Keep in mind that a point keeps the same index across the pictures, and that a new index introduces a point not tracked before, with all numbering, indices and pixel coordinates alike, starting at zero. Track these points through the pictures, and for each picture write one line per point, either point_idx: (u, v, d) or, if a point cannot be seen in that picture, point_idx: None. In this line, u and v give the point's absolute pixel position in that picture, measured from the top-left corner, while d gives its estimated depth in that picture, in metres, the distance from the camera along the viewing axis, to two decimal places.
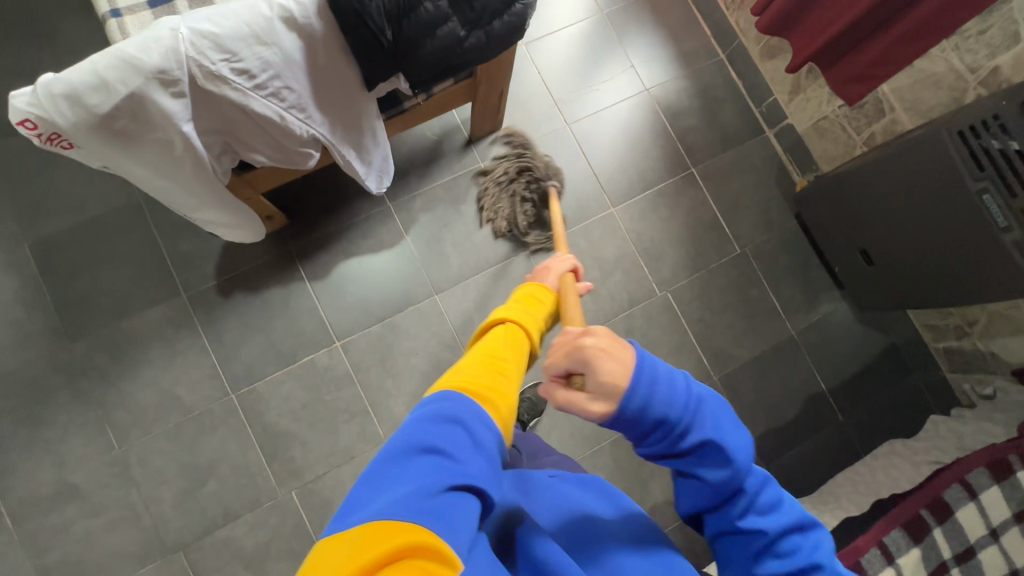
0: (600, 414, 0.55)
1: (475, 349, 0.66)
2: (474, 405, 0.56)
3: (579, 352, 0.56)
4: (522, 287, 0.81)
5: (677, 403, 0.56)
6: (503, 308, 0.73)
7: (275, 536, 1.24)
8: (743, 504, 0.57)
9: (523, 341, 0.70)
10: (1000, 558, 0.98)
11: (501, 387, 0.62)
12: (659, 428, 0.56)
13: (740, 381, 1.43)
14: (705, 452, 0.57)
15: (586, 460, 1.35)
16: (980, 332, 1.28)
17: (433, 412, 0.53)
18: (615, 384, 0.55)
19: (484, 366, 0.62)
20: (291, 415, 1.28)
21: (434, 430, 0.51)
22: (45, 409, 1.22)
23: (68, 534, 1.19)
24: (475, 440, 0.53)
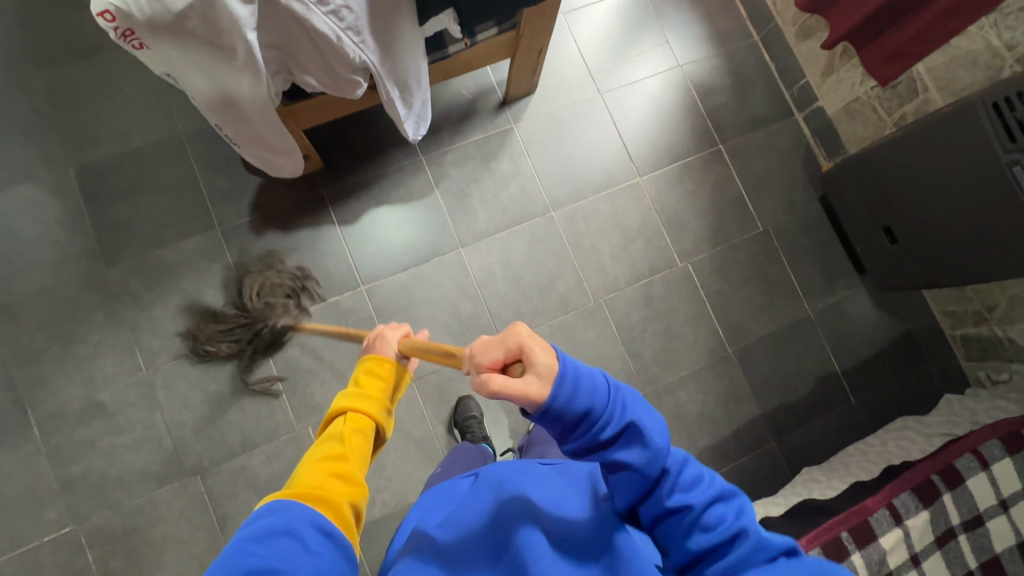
0: (539, 396, 0.57)
1: (315, 449, 0.68)
2: (310, 510, 0.59)
3: (507, 340, 0.60)
4: (359, 364, 0.79)
5: (593, 388, 0.59)
6: (342, 398, 0.74)
7: (290, 468, 1.27)
8: (665, 484, 0.60)
9: (366, 428, 0.71)
10: (1008, 526, 0.99)
11: (343, 484, 0.65)
12: (579, 418, 0.59)
13: (754, 355, 1.44)
14: (623, 431, 0.60)
15: None
16: (999, 318, 1.29)
17: (261, 528, 0.55)
18: (547, 367, 0.58)
19: (323, 469, 0.65)
20: (313, 352, 1.31)
21: (260, 548, 0.53)
22: (79, 326, 1.26)
23: (91, 448, 1.23)
24: (307, 546, 0.56)
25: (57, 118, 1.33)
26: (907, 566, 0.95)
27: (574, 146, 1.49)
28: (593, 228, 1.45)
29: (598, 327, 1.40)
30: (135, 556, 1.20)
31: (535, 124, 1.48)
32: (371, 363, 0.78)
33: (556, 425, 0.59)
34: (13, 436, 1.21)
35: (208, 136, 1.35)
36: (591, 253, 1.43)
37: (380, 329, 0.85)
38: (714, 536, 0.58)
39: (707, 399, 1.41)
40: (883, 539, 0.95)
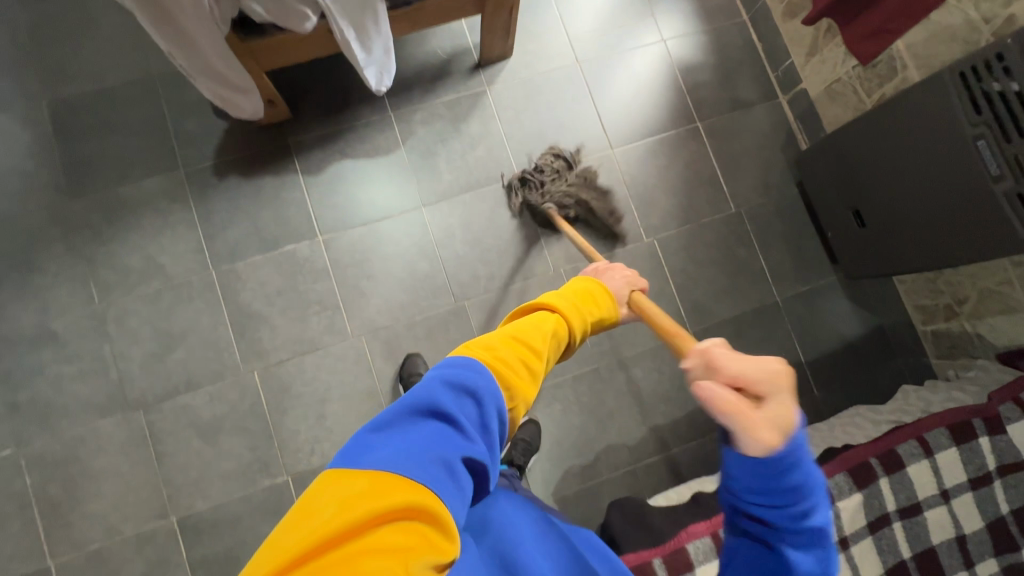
0: (764, 440, 0.45)
1: (508, 326, 0.66)
2: (497, 387, 0.58)
3: (766, 374, 0.46)
4: (580, 282, 0.77)
5: (817, 488, 0.48)
6: (551, 295, 0.72)
7: (232, 411, 1.27)
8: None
9: (563, 335, 0.69)
10: (947, 519, 0.94)
11: (528, 378, 0.62)
12: (793, 501, 0.48)
13: (716, 338, 1.41)
14: (814, 543, 0.50)
15: (546, 390, 1.35)
16: (968, 313, 1.23)
17: (460, 378, 0.55)
18: (789, 421, 0.46)
19: (518, 352, 0.63)
20: (265, 298, 1.31)
21: (451, 395, 0.54)
22: (37, 255, 1.27)
23: (38, 375, 1.24)
24: (484, 422, 0.54)
25: (35, 51, 1.35)
26: None
27: (547, 114, 1.47)
28: None
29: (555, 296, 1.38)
30: (73, 484, 1.22)
31: (509, 89, 1.46)
32: (591, 286, 0.77)
33: (747, 478, 0.48)
34: None
35: (180, 77, 1.35)
36: (555, 222, 1.41)
37: (612, 268, 0.86)
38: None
39: (662, 378, 1.38)
40: None
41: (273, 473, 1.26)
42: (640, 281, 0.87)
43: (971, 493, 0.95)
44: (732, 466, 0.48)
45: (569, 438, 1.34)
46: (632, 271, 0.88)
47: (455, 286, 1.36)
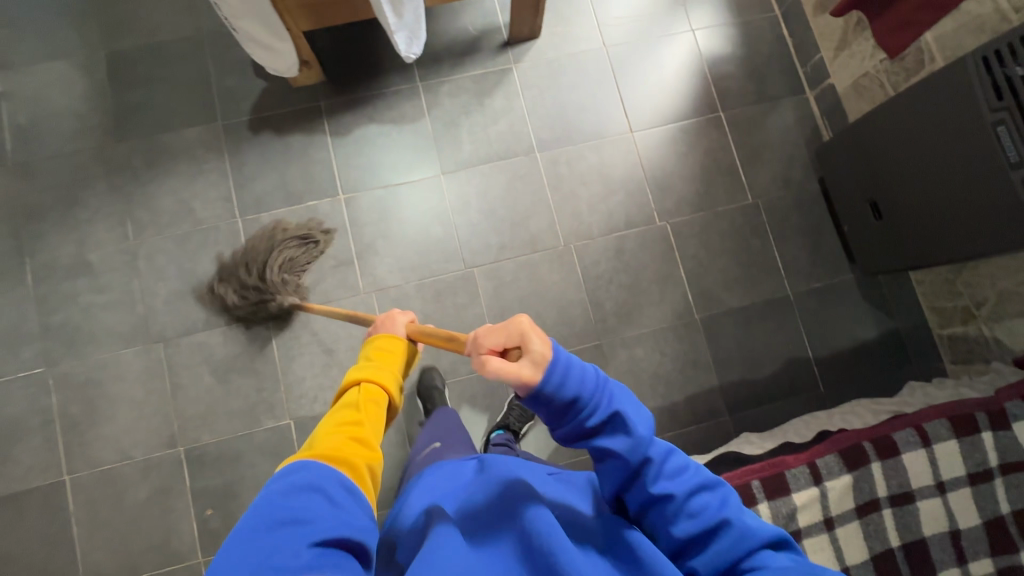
0: (528, 378, 0.59)
1: (333, 415, 0.77)
2: (334, 470, 0.66)
3: (516, 331, 0.61)
4: (372, 342, 0.91)
5: (586, 387, 0.61)
6: (356, 370, 0.84)
7: (245, 353, 1.33)
8: (657, 473, 0.61)
9: (378, 398, 0.82)
10: (941, 511, 0.92)
11: (364, 448, 0.73)
12: (570, 413, 0.61)
13: (722, 326, 1.40)
14: (610, 421, 0.61)
15: None
16: (987, 315, 1.20)
17: (289, 482, 0.61)
18: (541, 356, 0.59)
19: (342, 432, 0.73)
20: (285, 249, 1.37)
21: (290, 501, 0.58)
22: (83, 191, 1.37)
23: (73, 302, 1.32)
24: (332, 502, 0.61)
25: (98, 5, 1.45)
26: (817, 528, 0.90)
27: (570, 94, 1.49)
28: (576, 174, 1.45)
29: (563, 271, 1.40)
30: (92, 406, 1.30)
31: (535, 68, 1.50)
32: (380, 340, 0.91)
33: (545, 413, 0.62)
34: (9, 279, 1.32)
35: (226, 37, 1.44)
36: (568, 198, 1.44)
37: (390, 314, 0.98)
38: (699, 524, 0.60)
39: (664, 360, 1.38)
40: (797, 496, 0.91)
41: (277, 415, 1.31)
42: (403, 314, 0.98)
43: (970, 489, 0.92)
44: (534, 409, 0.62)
45: None
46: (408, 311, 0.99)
47: (466, 253, 1.40)
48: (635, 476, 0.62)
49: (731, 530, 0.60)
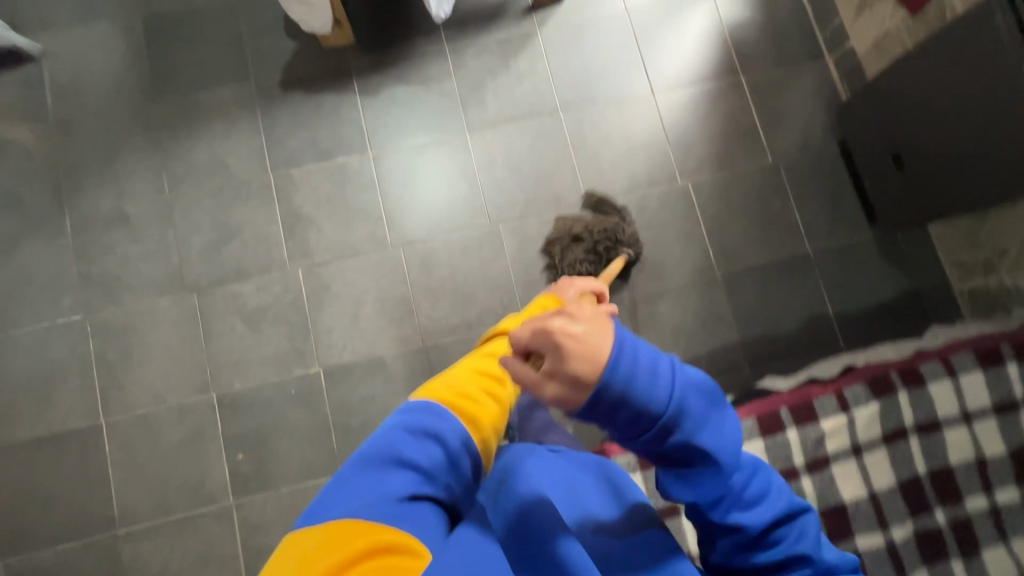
0: (552, 397, 0.51)
1: (474, 359, 0.84)
2: (459, 423, 0.75)
3: (548, 334, 0.52)
4: (540, 297, 0.92)
5: (659, 401, 0.52)
6: (509, 319, 0.91)
7: (276, 303, 1.36)
8: (733, 503, 0.59)
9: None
10: (968, 441, 0.93)
11: (494, 407, 0.80)
12: (648, 425, 0.53)
13: (743, 282, 1.42)
14: (705, 446, 0.55)
15: None
16: (1008, 265, 1.25)
17: (421, 425, 0.73)
18: (579, 371, 0.51)
19: (480, 382, 0.81)
20: (316, 203, 1.40)
21: (412, 443, 0.71)
22: (120, 146, 1.41)
23: (110, 252, 1.36)
24: (449, 459, 0.72)
25: None
26: (844, 454, 0.92)
27: (593, 56, 1.52)
28: (599, 134, 1.48)
29: None
30: (128, 352, 1.33)
31: (559, 32, 1.53)
32: (546, 300, 0.89)
33: (619, 429, 0.53)
34: (49, 229, 1.36)
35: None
36: (592, 157, 1.47)
37: (571, 279, 0.96)
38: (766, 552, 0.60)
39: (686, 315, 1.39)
40: (825, 423, 0.93)
41: (306, 363, 1.34)
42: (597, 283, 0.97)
43: (995, 420, 0.94)
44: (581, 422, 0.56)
45: None
46: (599, 281, 0.96)
47: (492, 209, 1.42)
48: (715, 499, 0.58)
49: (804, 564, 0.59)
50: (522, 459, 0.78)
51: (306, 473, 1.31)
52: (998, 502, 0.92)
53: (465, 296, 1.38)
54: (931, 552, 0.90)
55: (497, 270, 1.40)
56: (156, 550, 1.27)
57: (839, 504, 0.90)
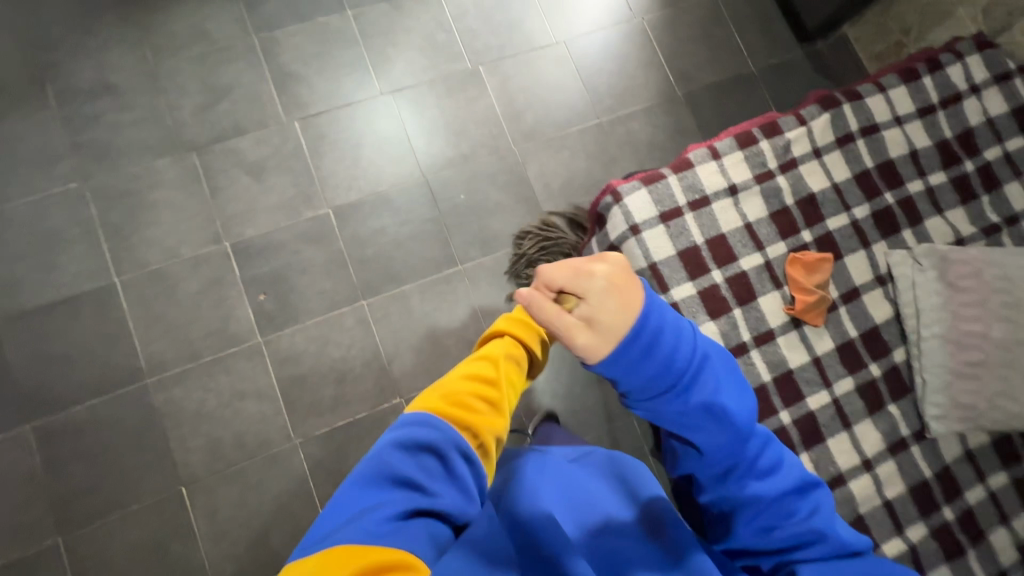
0: (582, 340, 0.67)
1: (468, 363, 0.80)
2: (451, 431, 0.71)
3: (583, 280, 0.67)
4: (527, 290, 0.87)
5: (687, 363, 0.70)
6: (502, 320, 0.87)
7: (275, 154, 1.41)
8: (752, 490, 0.72)
9: (516, 356, 0.83)
10: (901, 138, 1.13)
11: (490, 411, 0.76)
12: (672, 387, 0.70)
13: (701, 99, 1.60)
14: (706, 417, 0.71)
15: (553, 141, 1.52)
16: (915, 39, 1.52)
17: (413, 438, 0.69)
18: (615, 320, 0.67)
19: (470, 392, 0.76)
20: (302, 60, 1.47)
21: (408, 459, 0.68)
22: (93, 22, 1.41)
23: (100, 120, 1.37)
24: (448, 469, 0.69)
25: None
26: (808, 157, 1.09)
27: None
28: None
29: (557, 67, 1.56)
30: (132, 213, 1.35)
31: None
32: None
33: (650, 387, 0.70)
34: (32, 104, 1.36)
35: None
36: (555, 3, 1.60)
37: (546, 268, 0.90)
38: (785, 527, 0.71)
39: (656, 131, 1.56)
40: (789, 133, 1.09)
41: (315, 206, 1.40)
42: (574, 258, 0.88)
43: (919, 121, 1.14)
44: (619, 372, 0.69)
45: (578, 179, 1.51)
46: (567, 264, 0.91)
47: (469, 53, 1.53)
48: (724, 473, 0.73)
49: (820, 540, 0.70)
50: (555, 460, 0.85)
51: (328, 304, 1.36)
52: (931, 184, 1.12)
53: (455, 133, 1.49)
54: (886, 223, 1.08)
55: (482, 108, 1.51)
56: (188, 395, 1.29)
57: (810, 194, 1.07)
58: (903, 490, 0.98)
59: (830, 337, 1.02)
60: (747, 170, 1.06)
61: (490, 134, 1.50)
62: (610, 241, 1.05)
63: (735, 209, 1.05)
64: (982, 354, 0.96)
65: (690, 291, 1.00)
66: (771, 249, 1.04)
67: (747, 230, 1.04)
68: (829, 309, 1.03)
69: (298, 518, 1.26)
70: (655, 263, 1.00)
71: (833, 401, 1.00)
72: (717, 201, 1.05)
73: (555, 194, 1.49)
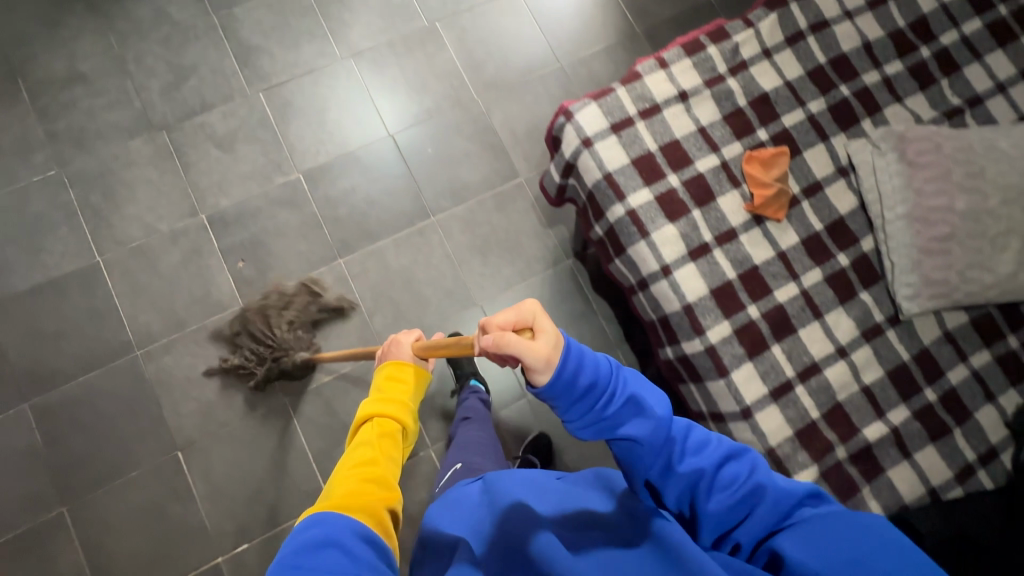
0: (546, 358, 0.62)
1: (350, 457, 0.86)
2: (351, 522, 0.69)
3: (520, 313, 0.66)
4: (381, 372, 1.01)
5: (597, 363, 0.64)
6: (368, 405, 0.95)
7: (244, 124, 1.44)
8: (691, 472, 0.63)
9: (391, 430, 0.93)
10: (853, 32, 1.11)
11: (381, 491, 0.81)
12: (588, 397, 0.63)
13: (661, 34, 1.60)
14: (632, 409, 0.64)
15: (516, 89, 1.52)
16: None
17: (308, 539, 0.63)
18: (557, 335, 0.64)
19: (356, 480, 0.80)
20: (262, 32, 1.50)
21: (314, 555, 0.60)
22: (59, 14, 1.45)
23: (73, 107, 1.41)
24: (354, 552, 0.63)
25: None
26: (758, 58, 1.08)
27: None
28: None
29: (513, 16, 1.57)
30: (110, 192, 1.39)
31: None
32: (392, 371, 1.01)
33: (570, 406, 0.64)
34: (6, 98, 1.40)
35: None
36: None
37: (390, 339, 1.09)
38: (731, 494, 0.62)
39: (619, 69, 1.56)
40: (736, 36, 1.09)
41: (286, 171, 1.43)
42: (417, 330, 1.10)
43: (871, 13, 1.13)
44: (549, 394, 0.63)
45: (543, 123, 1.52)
46: (415, 329, 1.12)
47: (425, 12, 1.55)
48: (664, 471, 0.64)
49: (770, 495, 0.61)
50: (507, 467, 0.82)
51: (306, 265, 1.39)
52: (887, 74, 1.10)
53: (417, 90, 1.50)
54: (843, 116, 1.07)
55: (442, 63, 1.52)
56: (177, 362, 1.32)
57: (763, 94, 1.07)
58: (881, 376, 0.97)
59: (794, 231, 1.01)
60: (696, 76, 1.06)
61: (452, 87, 1.51)
62: (565, 159, 1.06)
63: (687, 114, 1.05)
64: (949, 228, 0.94)
65: (647, 196, 1.00)
66: (726, 150, 1.04)
67: (701, 134, 1.04)
68: (790, 203, 1.02)
69: (293, 473, 1.28)
70: (610, 172, 1.01)
71: (801, 293, 0.99)
72: (668, 108, 1.05)
73: (521, 139, 1.50)
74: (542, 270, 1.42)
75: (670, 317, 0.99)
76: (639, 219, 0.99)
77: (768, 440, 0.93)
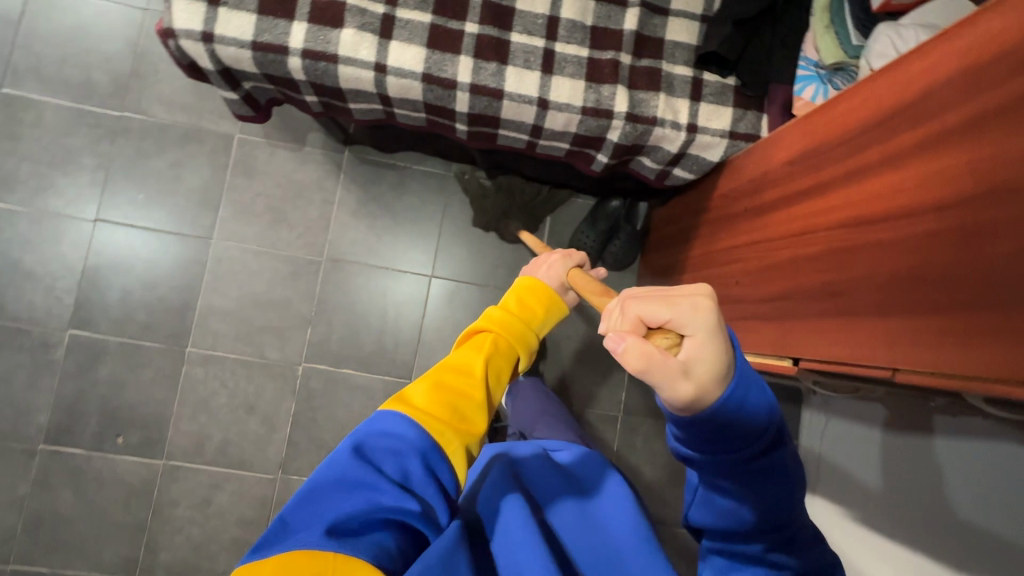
0: (683, 398, 0.42)
1: (444, 364, 0.61)
2: (425, 436, 0.54)
3: (690, 322, 0.42)
4: (516, 281, 0.69)
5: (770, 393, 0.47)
6: (491, 317, 0.64)
7: None
8: (776, 543, 0.54)
9: (505, 361, 0.63)
10: None
11: (464, 424, 0.57)
12: (754, 436, 0.47)
13: None
14: (761, 487, 0.50)
15: (139, 69, 1.29)
16: None
17: (383, 441, 0.54)
18: (717, 368, 0.43)
19: (446, 394, 0.58)
20: None
21: (380, 455, 0.54)
22: None
23: None
24: (411, 480, 0.54)
25: None
26: None
27: None
28: None
29: (52, 9, 1.27)
30: None
31: None
32: (526, 287, 0.67)
33: (719, 437, 0.46)
34: None
35: None
36: None
37: (549, 252, 0.73)
38: None
39: None
40: None
41: (56, 340, 1.24)
42: (582, 256, 0.74)
43: None
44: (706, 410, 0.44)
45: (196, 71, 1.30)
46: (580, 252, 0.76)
47: None
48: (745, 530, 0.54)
49: None
50: (611, 487, 0.74)
51: (168, 381, 1.26)
52: None
53: (66, 162, 1.26)
54: None
55: (53, 116, 1.26)
56: (173, 548, 1.23)
57: None
58: None
59: None
60: None
61: (89, 125, 1.27)
62: (215, 71, 0.92)
63: None
64: None
65: (303, 28, 0.89)
66: None
67: None
68: None
69: None
70: (254, 40, 0.88)
71: None
72: None
73: (196, 102, 1.30)
74: (337, 183, 1.33)
75: (426, 99, 0.95)
76: (319, 52, 0.89)
77: (575, 105, 0.95)
